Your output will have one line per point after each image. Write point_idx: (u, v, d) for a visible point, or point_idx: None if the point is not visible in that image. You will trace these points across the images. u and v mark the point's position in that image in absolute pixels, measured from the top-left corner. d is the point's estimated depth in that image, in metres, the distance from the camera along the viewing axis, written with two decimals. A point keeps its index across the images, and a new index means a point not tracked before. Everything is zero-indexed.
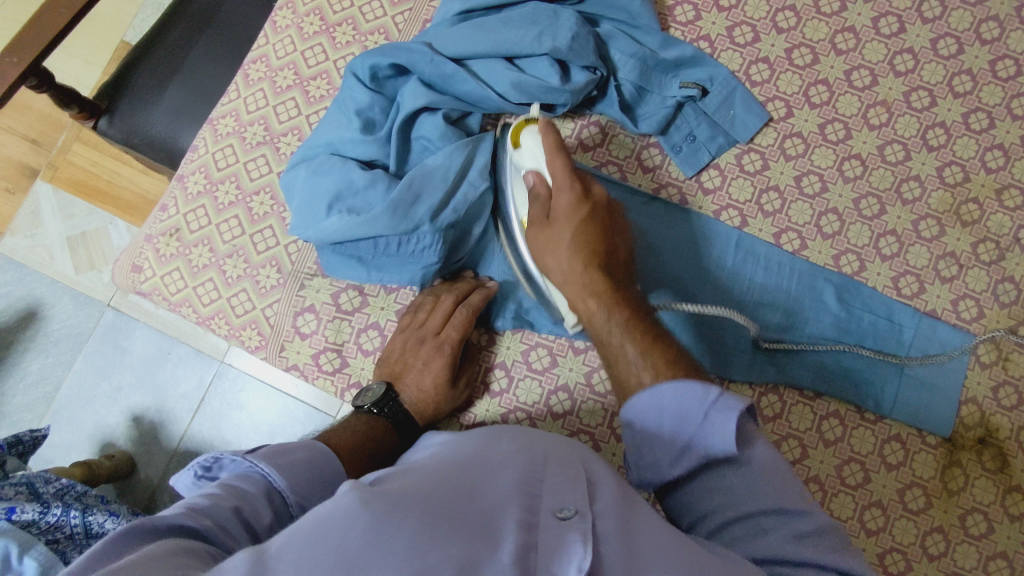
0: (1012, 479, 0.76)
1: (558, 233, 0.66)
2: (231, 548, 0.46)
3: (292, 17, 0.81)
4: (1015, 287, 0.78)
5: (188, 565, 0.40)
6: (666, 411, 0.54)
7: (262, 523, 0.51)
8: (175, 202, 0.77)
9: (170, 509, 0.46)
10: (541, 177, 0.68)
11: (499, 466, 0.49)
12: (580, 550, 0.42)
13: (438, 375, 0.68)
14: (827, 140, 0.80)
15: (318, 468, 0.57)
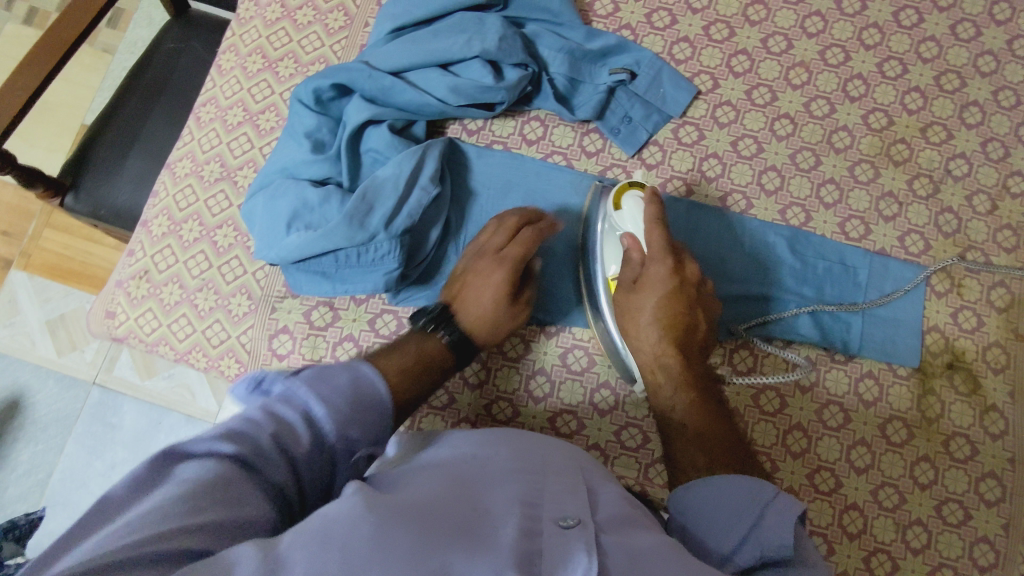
0: (986, 398, 0.78)
1: (647, 300, 0.71)
2: (270, 478, 0.46)
3: (235, 59, 0.85)
4: (955, 216, 0.82)
5: (225, 500, 0.42)
6: (719, 503, 0.57)
7: (301, 450, 0.49)
8: (142, 246, 0.79)
9: (206, 433, 0.46)
10: (637, 243, 0.71)
11: (498, 478, 0.50)
12: (583, 558, 0.42)
13: (497, 290, 0.69)
14: (755, 104, 0.85)
15: (365, 392, 0.53)
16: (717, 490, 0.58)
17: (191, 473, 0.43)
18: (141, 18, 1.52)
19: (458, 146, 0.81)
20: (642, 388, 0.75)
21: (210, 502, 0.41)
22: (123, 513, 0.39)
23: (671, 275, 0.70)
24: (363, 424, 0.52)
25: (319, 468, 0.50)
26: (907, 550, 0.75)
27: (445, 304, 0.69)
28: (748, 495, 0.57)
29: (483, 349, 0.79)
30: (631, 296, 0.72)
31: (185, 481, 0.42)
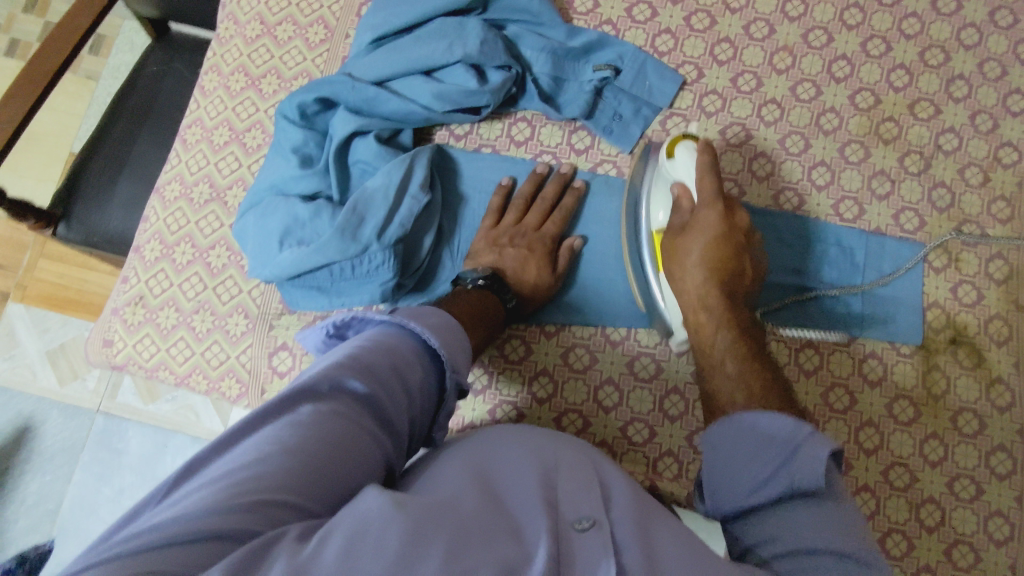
0: (992, 371, 0.78)
1: (694, 242, 0.68)
2: (394, 411, 0.48)
3: (218, 78, 0.84)
4: (948, 191, 0.82)
5: (344, 451, 0.43)
6: (749, 440, 0.53)
7: (416, 378, 0.51)
8: (136, 272, 0.79)
9: (334, 359, 0.48)
10: (687, 190, 0.69)
11: (511, 478, 0.49)
12: (605, 566, 0.42)
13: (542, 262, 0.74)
14: (741, 92, 0.84)
15: (456, 332, 0.57)
16: (739, 435, 0.54)
17: (306, 415, 0.44)
18: (122, 43, 1.52)
19: (446, 152, 0.81)
20: (681, 343, 0.73)
21: (319, 458, 0.42)
22: (231, 455, 0.42)
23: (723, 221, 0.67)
24: (463, 359, 0.55)
25: (427, 398, 0.52)
26: (921, 528, 0.75)
27: (494, 267, 0.74)
28: (773, 433, 0.51)
29: (486, 352, 0.79)
30: (679, 238, 0.69)
31: (302, 424, 0.43)
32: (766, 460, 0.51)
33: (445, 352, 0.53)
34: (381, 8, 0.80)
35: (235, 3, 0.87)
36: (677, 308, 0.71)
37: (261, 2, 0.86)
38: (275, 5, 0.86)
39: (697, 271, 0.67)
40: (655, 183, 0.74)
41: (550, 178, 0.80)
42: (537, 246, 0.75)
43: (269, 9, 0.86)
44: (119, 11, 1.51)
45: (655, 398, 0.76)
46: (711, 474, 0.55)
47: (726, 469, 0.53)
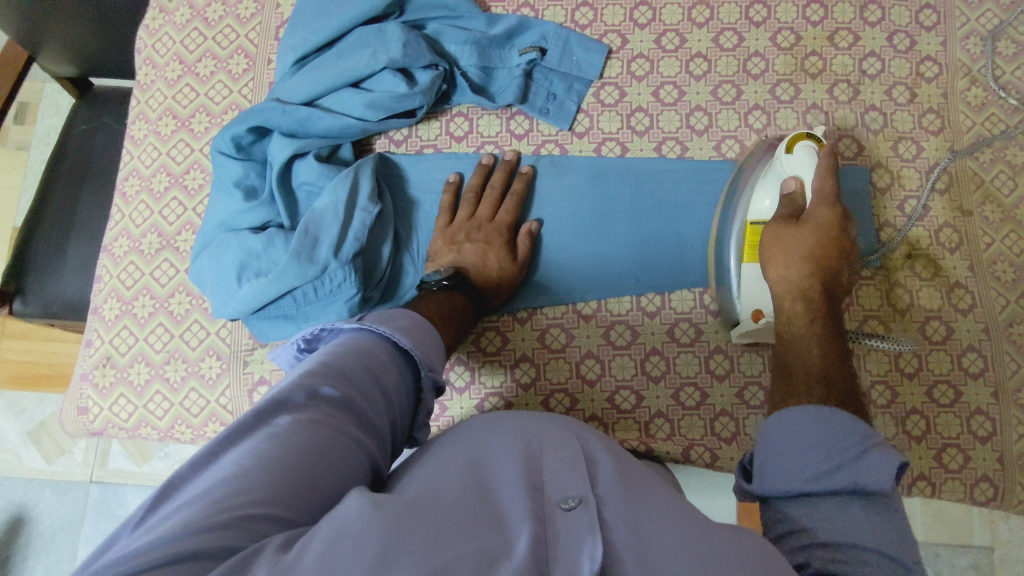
0: (950, 278, 0.81)
1: (803, 236, 0.66)
2: (370, 412, 0.49)
3: (147, 126, 0.83)
4: (880, 113, 0.84)
5: (323, 461, 0.43)
6: (809, 436, 0.50)
7: (390, 380, 0.52)
8: (98, 333, 0.78)
9: (307, 369, 0.49)
10: (802, 188, 0.68)
11: (499, 463, 0.50)
12: (589, 540, 0.42)
13: (501, 251, 0.75)
14: (667, 51, 0.86)
15: (426, 330, 0.58)
16: (802, 426, 0.50)
17: (285, 425, 0.44)
18: (47, 107, 1.48)
19: (389, 159, 0.81)
20: (744, 335, 0.74)
21: (302, 465, 0.42)
22: (208, 474, 0.41)
23: (839, 220, 0.66)
24: (435, 356, 0.57)
25: (404, 399, 0.53)
26: (910, 440, 0.78)
27: (456, 265, 0.74)
28: (845, 431, 0.49)
29: (462, 348, 0.79)
30: (788, 228, 0.67)
31: (280, 434, 0.43)
32: (830, 454, 0.48)
33: (416, 350, 0.55)
34: (298, 28, 0.80)
35: (150, 47, 0.86)
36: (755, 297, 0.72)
37: (176, 42, 0.85)
38: (191, 43, 0.85)
39: (801, 261, 0.65)
40: (764, 175, 0.73)
41: (496, 168, 0.80)
42: (494, 237, 0.75)
43: (186, 48, 0.85)
44: (37, 76, 1.47)
45: (635, 363, 0.78)
46: (759, 458, 0.52)
47: (780, 458, 0.50)
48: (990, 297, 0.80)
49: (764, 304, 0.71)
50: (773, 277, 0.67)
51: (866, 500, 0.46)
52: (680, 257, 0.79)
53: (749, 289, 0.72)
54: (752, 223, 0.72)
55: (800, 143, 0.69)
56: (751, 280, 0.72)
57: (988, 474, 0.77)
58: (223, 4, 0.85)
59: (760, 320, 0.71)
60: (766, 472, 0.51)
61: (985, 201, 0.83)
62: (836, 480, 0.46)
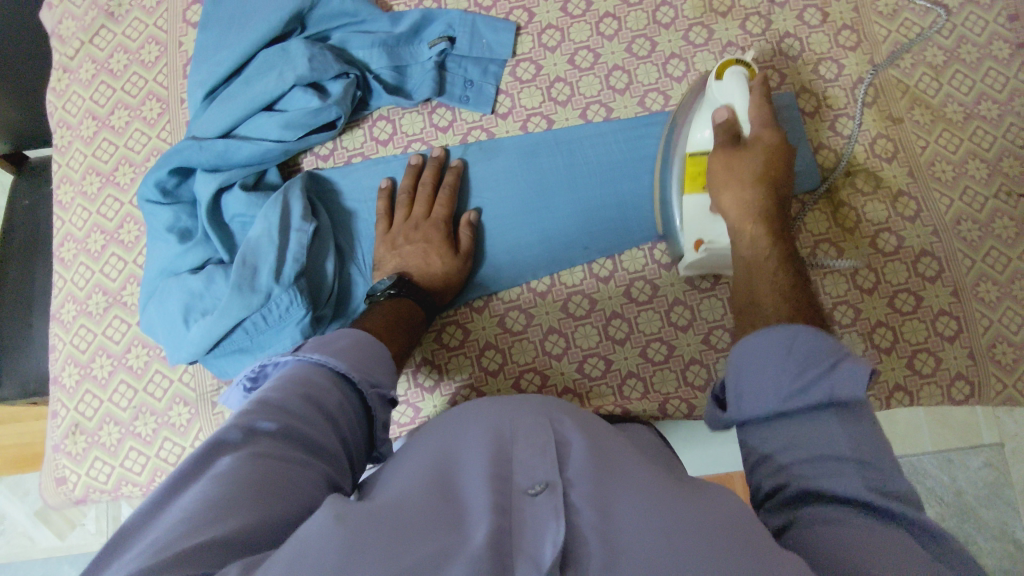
0: (892, 188, 0.81)
1: (750, 159, 0.67)
2: (314, 436, 0.49)
3: (73, 188, 0.82)
4: (795, 39, 0.84)
5: (270, 489, 0.43)
6: (782, 359, 0.49)
7: (333, 403, 0.53)
8: (63, 403, 0.77)
9: (246, 408, 0.49)
10: (736, 117, 0.68)
11: (468, 456, 0.51)
12: (554, 525, 0.43)
13: (441, 248, 0.75)
14: (575, 17, 0.85)
15: (365, 347, 0.60)
16: (770, 344, 0.50)
17: (225, 466, 0.44)
18: None
19: (318, 176, 0.80)
20: (692, 268, 0.74)
21: (248, 495, 0.42)
22: (165, 515, 0.41)
23: (781, 147, 0.68)
24: (376, 371, 0.59)
25: (351, 418, 0.55)
26: (880, 354, 0.78)
27: (400, 269, 0.74)
28: (811, 348, 0.48)
29: (424, 348, 0.79)
30: (736, 155, 0.67)
31: (222, 474, 0.43)
32: (800, 371, 0.48)
33: (353, 372, 0.56)
34: (203, 62, 0.79)
35: (61, 109, 0.85)
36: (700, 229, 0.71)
37: (86, 99, 0.84)
38: (101, 97, 0.84)
39: (755, 186, 0.66)
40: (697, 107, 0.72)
41: (426, 166, 0.80)
42: (432, 234, 0.76)
43: (97, 102, 0.84)
44: None
45: (598, 330, 0.78)
46: (730, 381, 0.51)
47: (750, 384, 0.49)
48: (934, 200, 0.80)
49: (707, 233, 0.71)
50: (729, 202, 0.67)
51: (838, 412, 0.46)
52: (623, 218, 0.79)
53: (690, 219, 0.72)
54: (691, 155, 0.71)
55: (729, 70, 0.69)
56: (692, 209, 0.71)
57: (962, 372, 0.77)
58: (126, 53, 0.84)
59: (700, 250, 0.71)
60: (739, 395, 0.50)
61: (914, 105, 0.83)
62: (811, 398, 0.47)
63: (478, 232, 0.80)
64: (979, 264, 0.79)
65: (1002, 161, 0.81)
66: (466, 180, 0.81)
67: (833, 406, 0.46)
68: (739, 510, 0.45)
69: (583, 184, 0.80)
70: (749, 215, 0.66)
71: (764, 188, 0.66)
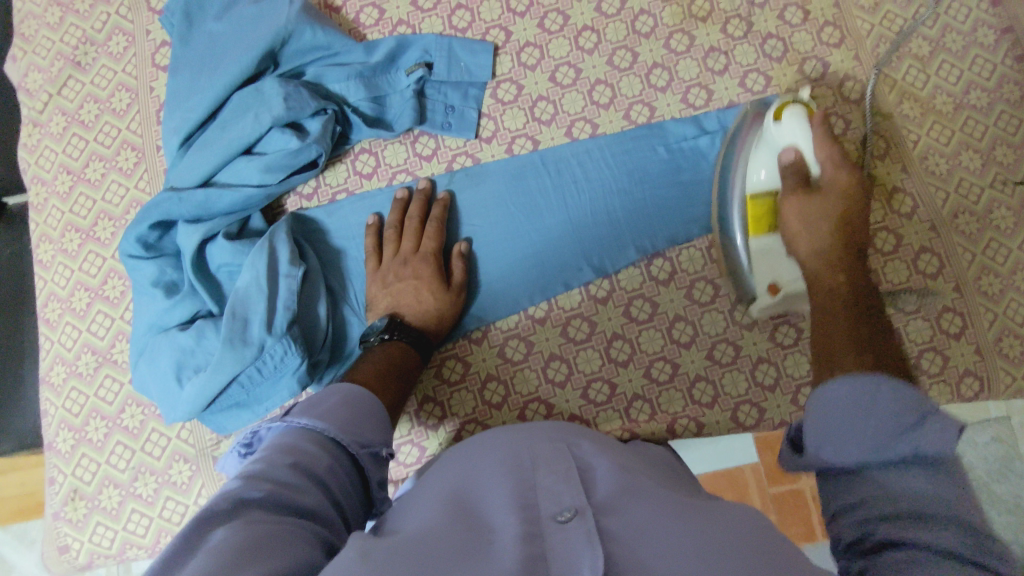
0: (887, 185, 0.80)
1: (828, 203, 0.66)
2: (305, 502, 0.47)
3: (52, 246, 0.80)
4: (778, 39, 0.83)
5: (271, 545, 0.41)
6: (865, 409, 0.45)
7: (323, 468, 0.51)
8: (59, 469, 0.75)
9: (232, 484, 0.47)
10: (803, 157, 0.68)
11: (490, 487, 0.49)
12: (587, 551, 0.41)
13: (432, 283, 0.73)
14: (553, 33, 0.83)
15: (354, 405, 0.58)
16: (847, 396, 0.46)
17: (218, 538, 0.41)
18: None
19: (303, 216, 0.79)
20: (761, 305, 0.73)
21: (244, 558, 0.39)
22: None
23: (856, 184, 0.67)
24: (366, 430, 0.57)
25: (344, 480, 0.53)
26: None
27: (393, 309, 0.73)
28: (896, 399, 0.45)
29: (424, 385, 0.78)
30: (810, 198, 0.67)
31: (215, 544, 0.41)
32: (883, 422, 0.44)
33: (342, 435, 0.54)
34: (176, 108, 0.77)
35: (34, 164, 0.82)
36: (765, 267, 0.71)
37: (59, 153, 0.82)
38: (74, 150, 0.81)
39: (832, 232, 0.65)
40: (755, 148, 0.72)
41: (412, 199, 0.78)
42: (423, 270, 0.74)
43: (70, 156, 0.82)
44: None
45: (600, 352, 0.77)
46: (809, 431, 0.47)
47: (832, 431, 0.46)
48: (930, 194, 0.79)
49: (781, 276, 0.71)
50: (804, 251, 0.66)
51: (928, 467, 0.41)
52: (618, 236, 0.77)
53: (761, 264, 0.72)
54: (754, 198, 0.71)
55: (787, 111, 0.70)
56: (765, 255, 0.71)
57: (970, 369, 0.76)
58: (96, 102, 0.82)
59: (777, 294, 0.71)
60: (818, 443, 0.46)
61: (902, 100, 0.82)
62: (897, 450, 0.42)
63: (470, 263, 0.78)
64: (980, 257, 0.78)
65: (996, 149, 0.79)
66: (455, 209, 0.79)
67: (918, 462, 0.42)
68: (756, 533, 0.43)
69: (575, 204, 0.78)
70: (827, 262, 0.64)
71: (841, 232, 0.66)
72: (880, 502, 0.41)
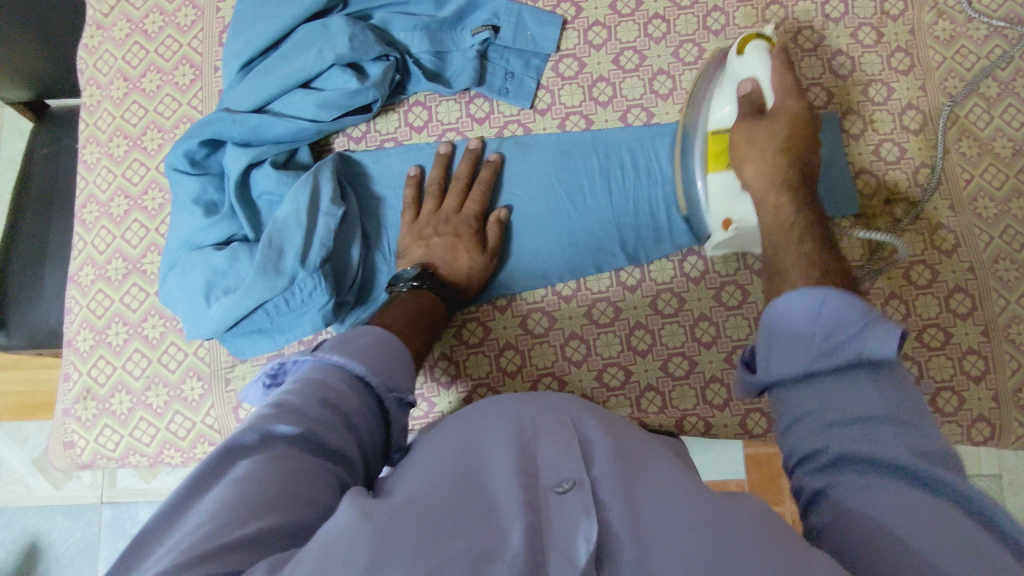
0: (931, 220, 0.79)
1: (775, 128, 0.65)
2: (333, 441, 0.47)
3: (99, 148, 0.81)
4: (848, 57, 0.82)
5: (290, 486, 0.42)
6: (815, 324, 0.45)
7: (351, 407, 0.51)
8: (75, 366, 0.76)
9: (263, 411, 0.47)
10: (760, 87, 0.67)
11: (490, 454, 0.49)
12: (585, 520, 0.40)
13: (469, 245, 0.74)
14: (623, 15, 0.83)
15: (387, 348, 0.58)
16: (799, 308, 0.46)
17: (243, 470, 0.43)
18: (7, 129, 1.32)
19: (350, 158, 0.79)
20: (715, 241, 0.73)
21: (262, 497, 0.41)
22: (186, 520, 0.40)
23: (806, 111, 0.65)
24: (396, 372, 0.56)
25: (371, 420, 0.53)
26: None
27: (428, 259, 0.73)
28: (838, 312, 0.45)
29: (443, 342, 0.78)
30: (755, 122, 0.66)
31: (237, 479, 0.42)
32: (826, 336, 0.45)
33: (373, 377, 0.54)
34: (241, 31, 0.77)
35: (92, 66, 0.83)
36: (714, 200, 0.71)
37: (118, 58, 0.82)
38: (133, 58, 0.82)
39: (777, 156, 0.63)
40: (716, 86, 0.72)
41: (460, 160, 0.78)
42: (463, 229, 0.74)
43: (129, 63, 0.82)
44: None
45: (620, 339, 0.77)
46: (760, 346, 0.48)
47: (779, 346, 0.46)
48: (972, 235, 0.79)
49: (733, 212, 0.70)
50: (751, 175, 0.65)
51: (874, 375, 0.43)
52: (656, 227, 0.77)
53: (716, 196, 0.71)
54: (714, 132, 0.71)
55: (750, 44, 0.69)
56: (718, 186, 0.71)
57: (983, 414, 0.76)
58: (162, 14, 0.82)
59: (729, 228, 0.70)
60: (766, 358, 0.47)
61: (961, 137, 0.81)
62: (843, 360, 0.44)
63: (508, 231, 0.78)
64: (1012, 305, 0.77)
65: None
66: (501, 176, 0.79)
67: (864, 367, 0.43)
68: (766, 510, 0.43)
69: (619, 189, 0.78)
70: (773, 184, 0.63)
71: (790, 158, 0.64)
72: (835, 412, 0.42)
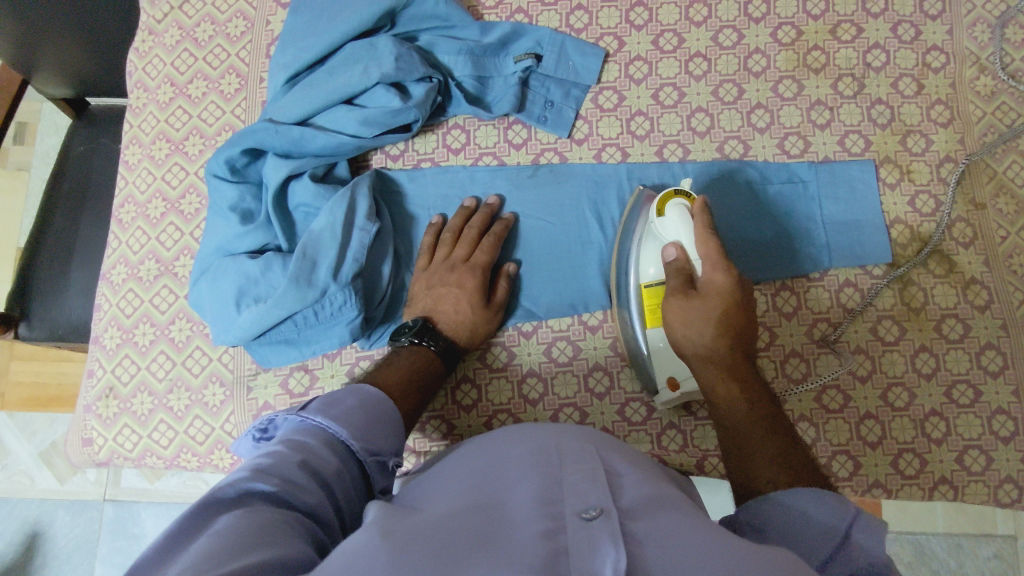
0: (965, 274, 0.78)
1: (707, 308, 0.64)
2: (310, 504, 0.47)
3: (141, 150, 0.82)
4: (887, 106, 0.82)
5: (273, 532, 0.42)
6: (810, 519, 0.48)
7: (331, 471, 0.51)
8: (100, 363, 0.77)
9: (239, 473, 0.47)
10: (687, 255, 0.67)
11: (514, 480, 0.48)
12: (610, 550, 0.39)
13: (473, 296, 0.73)
14: (665, 52, 0.83)
15: (371, 408, 0.58)
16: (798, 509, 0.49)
17: (223, 523, 0.42)
18: (45, 126, 1.35)
19: (386, 175, 0.80)
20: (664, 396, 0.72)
21: (248, 541, 0.40)
22: (174, 563, 0.39)
23: (734, 283, 0.65)
24: (377, 437, 0.57)
25: (350, 485, 0.53)
26: (931, 443, 0.75)
27: (452, 294, 0.73)
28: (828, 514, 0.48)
29: (466, 365, 0.78)
30: (689, 299, 0.65)
31: (220, 529, 0.41)
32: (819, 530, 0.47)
33: (354, 442, 0.54)
34: (289, 45, 0.78)
35: (141, 70, 0.84)
36: (660, 358, 0.70)
37: (167, 64, 0.84)
38: (181, 64, 0.83)
39: (716, 338, 0.64)
40: (642, 242, 0.72)
41: (478, 211, 0.78)
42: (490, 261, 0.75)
43: (177, 69, 0.83)
44: (33, 95, 1.35)
45: None
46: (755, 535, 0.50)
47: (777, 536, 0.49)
48: (1006, 292, 0.78)
49: (680, 375, 0.70)
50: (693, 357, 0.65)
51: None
52: None
53: (660, 359, 0.70)
54: (646, 290, 0.70)
55: (671, 203, 0.69)
56: (661, 348, 0.69)
57: (1012, 476, 0.74)
58: (213, 24, 0.84)
59: (677, 389, 0.70)
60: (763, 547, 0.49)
61: (999, 193, 0.80)
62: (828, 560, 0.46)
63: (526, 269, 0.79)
64: None
65: None
66: (535, 202, 0.80)
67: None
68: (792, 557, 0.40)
69: None
70: (719, 371, 0.63)
71: (730, 340, 0.64)
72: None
